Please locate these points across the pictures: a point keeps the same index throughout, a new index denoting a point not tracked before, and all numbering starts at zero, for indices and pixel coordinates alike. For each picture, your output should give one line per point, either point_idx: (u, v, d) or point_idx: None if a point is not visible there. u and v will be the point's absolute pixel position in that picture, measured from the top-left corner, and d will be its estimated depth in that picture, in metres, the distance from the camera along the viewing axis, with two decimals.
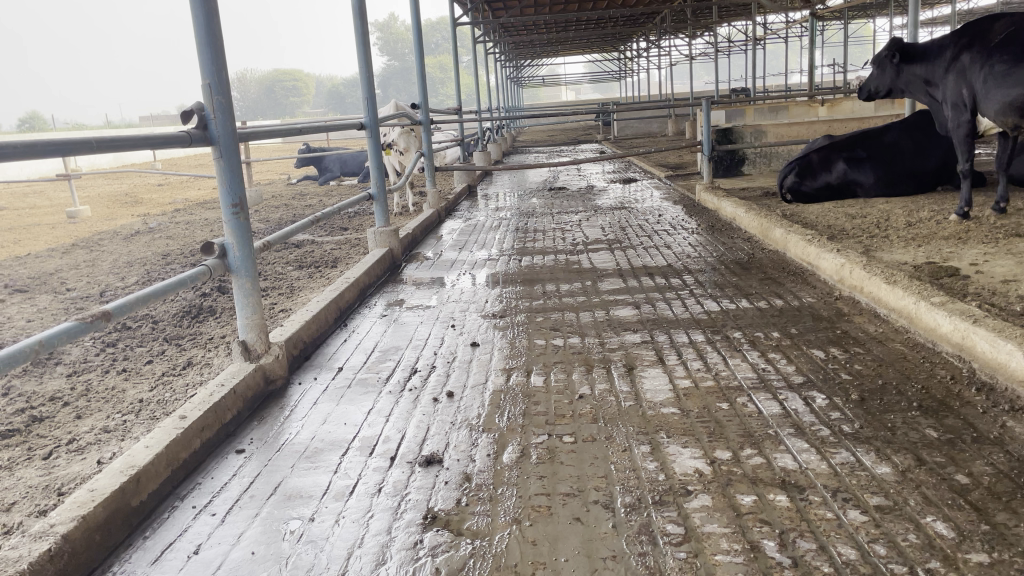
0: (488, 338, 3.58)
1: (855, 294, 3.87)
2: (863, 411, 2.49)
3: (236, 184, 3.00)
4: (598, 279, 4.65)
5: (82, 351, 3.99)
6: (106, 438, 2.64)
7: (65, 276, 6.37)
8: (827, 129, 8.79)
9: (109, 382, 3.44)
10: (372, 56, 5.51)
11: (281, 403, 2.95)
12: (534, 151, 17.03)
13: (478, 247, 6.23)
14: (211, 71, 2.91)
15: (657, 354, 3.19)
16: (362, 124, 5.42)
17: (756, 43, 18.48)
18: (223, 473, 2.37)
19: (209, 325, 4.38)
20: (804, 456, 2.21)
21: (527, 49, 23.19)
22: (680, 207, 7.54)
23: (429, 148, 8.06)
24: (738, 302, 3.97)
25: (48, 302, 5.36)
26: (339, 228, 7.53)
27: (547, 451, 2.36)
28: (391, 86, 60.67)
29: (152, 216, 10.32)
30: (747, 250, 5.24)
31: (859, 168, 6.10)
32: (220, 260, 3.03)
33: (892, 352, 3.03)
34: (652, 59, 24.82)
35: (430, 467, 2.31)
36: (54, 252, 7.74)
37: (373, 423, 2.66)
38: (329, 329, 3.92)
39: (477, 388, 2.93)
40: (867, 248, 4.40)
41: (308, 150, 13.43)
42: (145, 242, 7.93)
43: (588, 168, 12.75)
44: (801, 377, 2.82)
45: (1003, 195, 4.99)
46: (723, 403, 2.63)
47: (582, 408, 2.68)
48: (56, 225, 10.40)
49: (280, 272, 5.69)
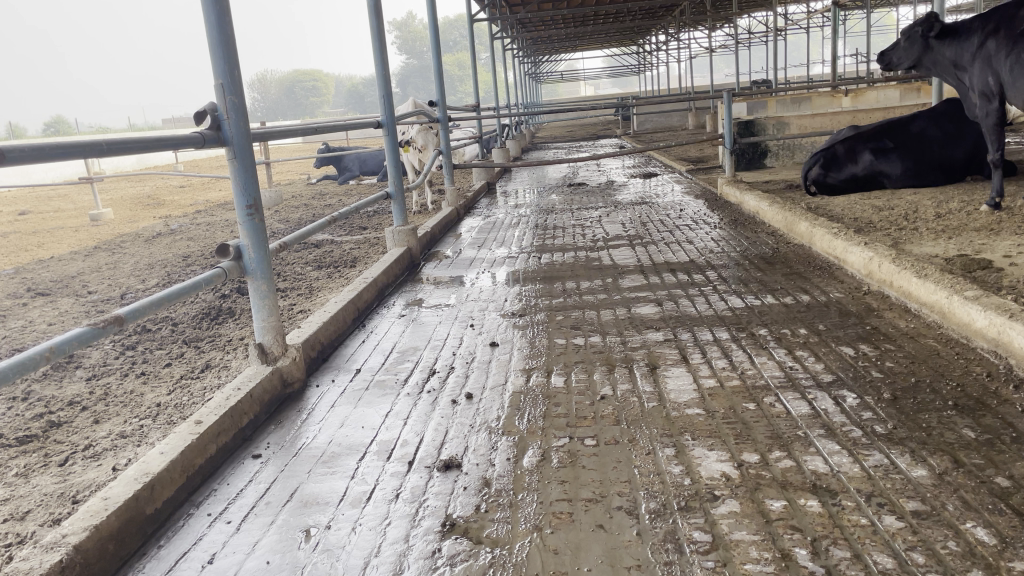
0: (507, 338, 3.52)
1: (884, 288, 3.76)
2: (896, 411, 2.40)
3: (251, 185, 2.96)
4: (619, 276, 4.58)
5: (102, 355, 3.99)
6: (123, 443, 2.61)
7: (86, 278, 6.40)
8: (851, 119, 8.64)
9: (127, 386, 3.43)
10: (388, 54, 5.46)
11: (298, 406, 2.91)
12: (554, 147, 16.94)
13: (498, 245, 6.17)
14: (223, 71, 2.87)
15: (680, 352, 3.12)
16: (379, 122, 5.37)
17: (777, 34, 18.25)
18: (239, 479, 2.34)
19: (228, 327, 4.36)
20: (835, 459, 2.13)
21: (544, 45, 23.10)
22: (702, 201, 7.43)
23: (447, 145, 8.02)
24: (764, 298, 3.88)
25: (70, 305, 5.38)
26: (358, 227, 7.51)
27: (568, 455, 2.30)
28: (410, 84, 60.79)
29: (173, 218, 10.38)
30: (771, 245, 5.14)
31: (886, 159, 5.97)
32: (236, 262, 2.99)
33: (924, 349, 2.93)
34: (671, 53, 24.62)
35: (448, 471, 2.26)
36: (77, 255, 7.79)
37: (391, 427, 2.62)
38: (348, 330, 3.89)
39: (496, 389, 2.88)
40: (896, 241, 4.29)
41: (328, 149, 13.45)
42: (166, 244, 7.97)
43: (608, 163, 12.65)
44: (830, 375, 2.73)
45: None
46: (750, 404, 2.55)
47: (604, 409, 2.62)
48: (79, 228, 10.49)
49: (299, 272, 5.67)
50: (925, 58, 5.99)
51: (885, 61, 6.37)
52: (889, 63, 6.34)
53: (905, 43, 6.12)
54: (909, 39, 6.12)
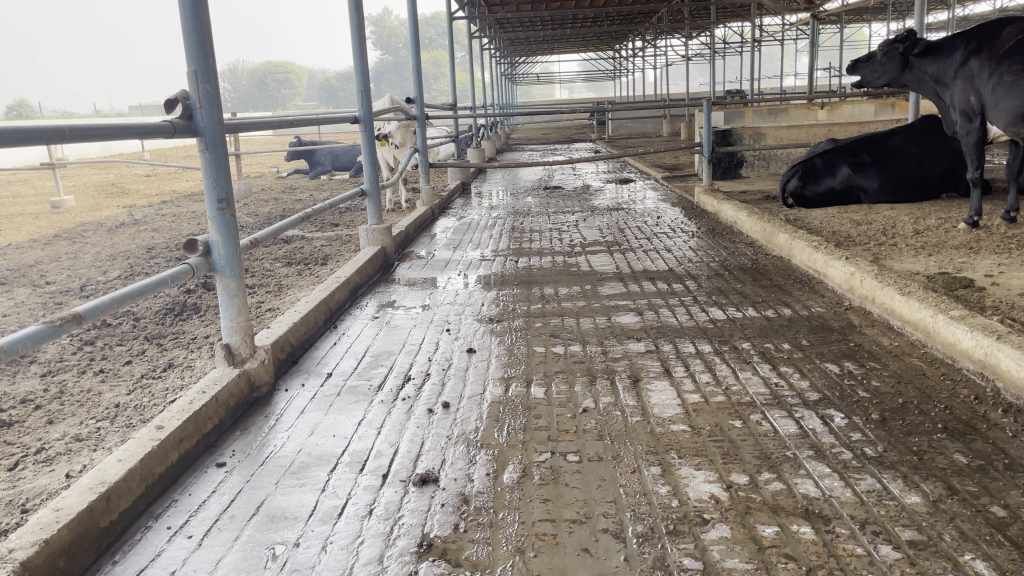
0: (485, 345, 3.42)
1: (865, 304, 3.73)
2: (885, 433, 2.35)
3: (222, 179, 2.83)
4: (597, 283, 4.50)
5: (59, 350, 3.81)
6: (77, 448, 2.46)
7: (44, 268, 6.17)
8: (826, 131, 8.69)
9: (85, 384, 3.26)
10: (367, 50, 5.33)
11: (266, 412, 2.78)
12: (528, 149, 16.89)
13: (472, 247, 6.07)
14: (196, 58, 2.73)
15: (663, 365, 3.04)
16: (356, 117, 5.23)
17: (752, 44, 18.38)
18: (201, 489, 2.21)
19: (193, 324, 4.20)
20: (827, 483, 2.07)
21: (520, 46, 23.02)
22: (678, 209, 7.40)
23: (424, 143, 7.89)
24: (745, 310, 3.82)
25: (26, 296, 5.16)
26: (330, 224, 7.35)
27: (550, 471, 2.21)
28: (384, 81, 60.44)
29: (138, 207, 10.10)
30: (750, 256, 5.11)
31: (864, 173, 5.96)
32: (204, 258, 2.85)
33: (909, 368, 2.89)
34: (647, 59, 24.71)
35: (425, 486, 2.15)
36: (36, 244, 7.53)
37: (364, 436, 2.50)
38: (319, 331, 3.75)
39: (474, 399, 2.77)
40: (877, 257, 4.27)
41: (300, 143, 13.20)
42: (130, 234, 7.73)
43: (582, 167, 12.61)
44: (816, 394, 2.67)
45: (1013, 204, 4.88)
46: (736, 422, 2.48)
47: (587, 423, 2.53)
48: (40, 215, 10.18)
49: (268, 269, 5.52)
50: (902, 73, 6.03)
51: (859, 74, 6.38)
52: (863, 75, 6.35)
53: (882, 57, 6.14)
54: (886, 52, 6.14)
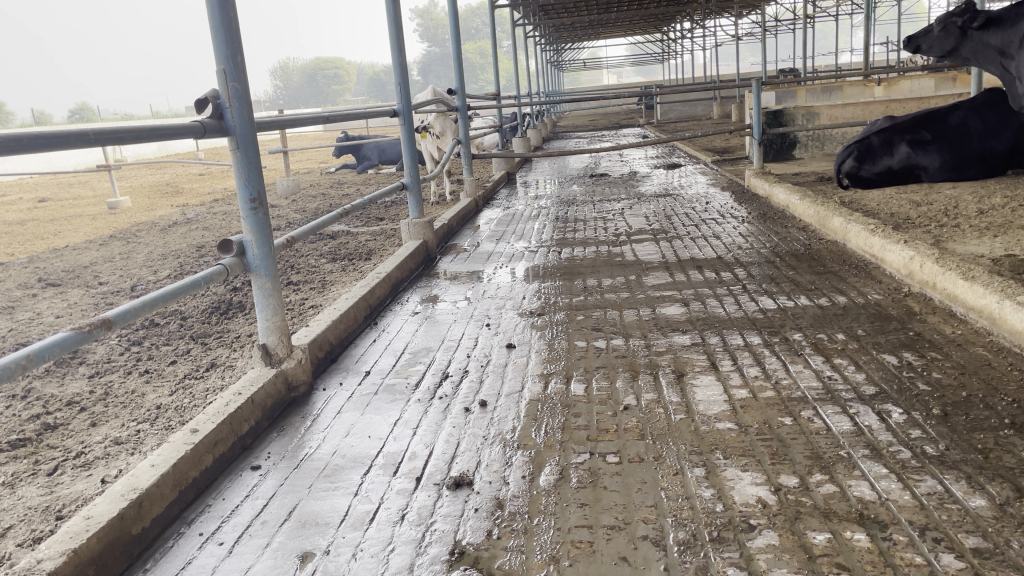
0: (525, 339, 3.35)
1: (926, 290, 3.55)
2: (948, 429, 2.20)
3: (255, 178, 2.80)
4: (643, 273, 4.38)
5: (107, 350, 3.86)
6: (115, 451, 2.47)
7: (98, 268, 6.30)
8: (884, 109, 8.35)
9: (130, 385, 3.29)
10: (405, 43, 5.27)
11: (303, 412, 2.75)
12: (575, 137, 16.73)
13: (516, 238, 6.00)
14: (226, 56, 2.70)
15: (709, 359, 2.92)
16: (395, 110, 5.18)
17: (804, 21, 17.81)
18: (235, 493, 2.18)
19: (237, 323, 4.22)
20: (883, 484, 1.94)
21: (566, 33, 22.81)
22: (728, 194, 7.21)
23: (467, 134, 7.82)
24: (797, 299, 3.67)
25: (79, 297, 5.26)
26: (375, 218, 7.36)
27: (588, 473, 2.12)
28: (432, 73, 60.66)
29: (190, 207, 10.28)
30: (803, 241, 4.92)
31: (924, 151, 5.70)
32: (239, 258, 2.83)
33: (973, 358, 2.72)
34: (695, 41, 24.21)
35: (458, 490, 2.09)
36: (92, 245, 7.71)
37: (399, 437, 2.45)
38: (359, 328, 3.72)
39: (512, 397, 2.70)
40: (938, 239, 4.05)
41: (346, 138, 13.27)
42: (181, 233, 7.86)
43: (629, 153, 12.40)
44: (873, 388, 2.53)
45: None
46: (786, 419, 2.36)
47: (628, 421, 2.43)
48: (97, 216, 10.42)
49: (313, 265, 5.53)
50: (962, 48, 5.70)
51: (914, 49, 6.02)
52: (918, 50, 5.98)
53: (940, 31, 5.80)
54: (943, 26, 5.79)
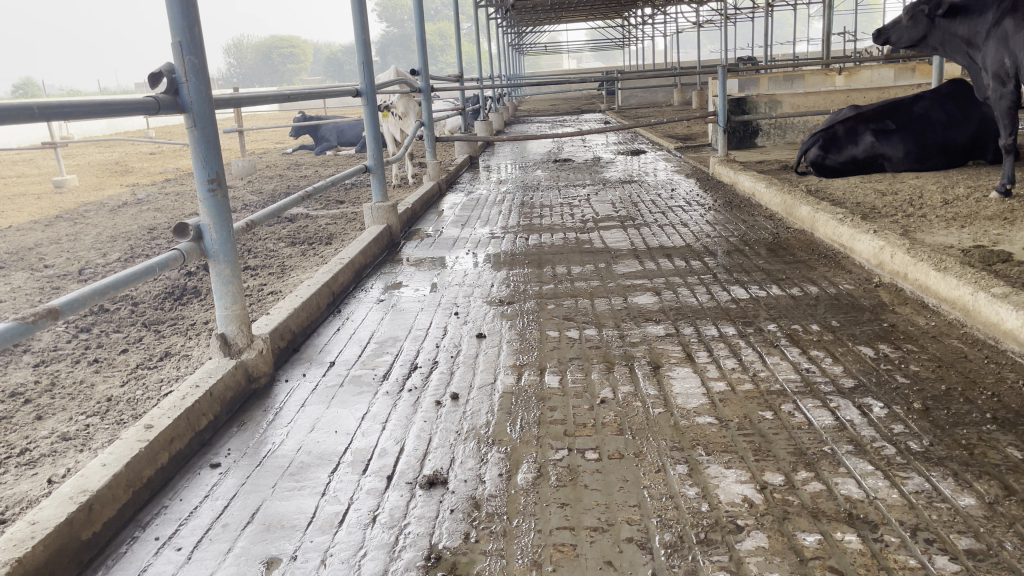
0: (495, 329, 3.25)
1: (896, 280, 3.54)
2: (929, 424, 2.17)
3: (212, 158, 2.65)
4: (612, 261, 4.31)
5: (53, 338, 3.66)
6: (62, 448, 2.32)
7: (44, 250, 6.03)
8: (846, 98, 8.41)
9: (78, 375, 3.12)
10: (369, 21, 5.10)
11: (265, 406, 2.62)
12: (537, 121, 16.63)
13: (481, 223, 5.89)
14: (182, 27, 2.53)
15: (684, 350, 2.87)
16: (358, 90, 5.02)
17: (764, 10, 17.89)
18: (194, 494, 2.05)
19: (193, 309, 4.05)
20: (870, 482, 1.89)
21: (527, 16, 22.62)
22: (692, 181, 7.19)
23: (430, 116, 7.67)
24: (768, 288, 3.63)
25: (24, 280, 5.02)
26: (335, 201, 7.19)
27: (568, 471, 2.04)
28: (390, 54, 59.88)
29: (141, 186, 9.94)
30: (770, 229, 4.91)
31: (889, 140, 5.72)
32: (196, 243, 2.68)
33: (949, 351, 2.70)
34: (656, 27, 24.22)
35: (432, 489, 1.99)
36: (38, 225, 7.39)
37: (368, 432, 2.34)
38: (322, 316, 3.59)
39: (485, 389, 2.61)
40: (906, 229, 4.05)
41: (304, 118, 13.00)
42: (132, 214, 7.58)
43: (592, 138, 12.33)
44: (852, 381, 2.49)
45: (1009, 176, 4.64)
46: (767, 413, 2.31)
47: (605, 416, 2.36)
48: (43, 195, 10.02)
49: (272, 249, 5.37)
50: (930, 36, 5.79)
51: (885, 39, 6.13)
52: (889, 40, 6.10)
53: (907, 21, 5.89)
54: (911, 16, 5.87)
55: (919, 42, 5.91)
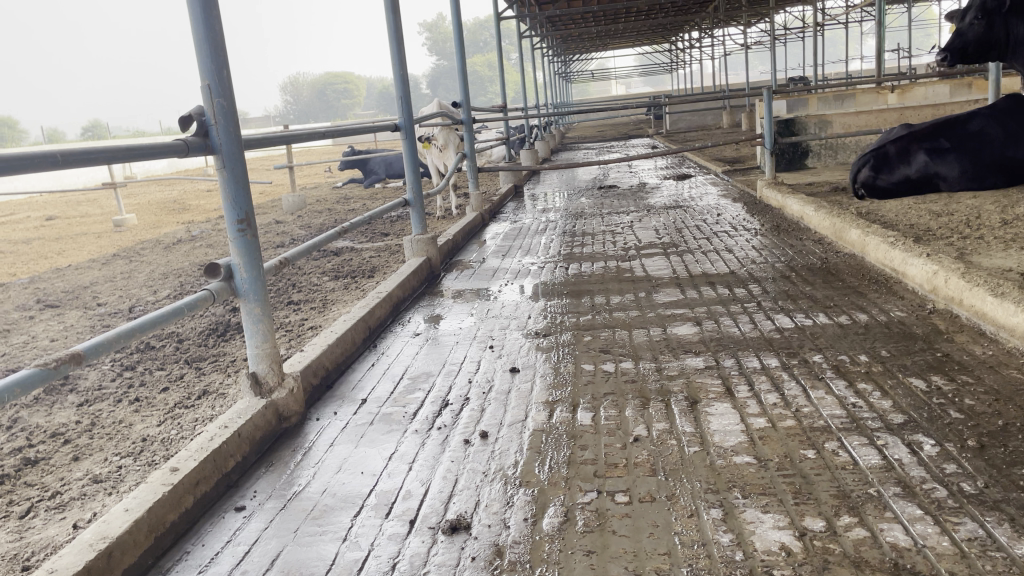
0: (529, 362, 3.20)
1: (951, 307, 3.38)
2: (985, 463, 2.03)
3: (242, 198, 2.66)
4: (653, 290, 4.22)
5: (98, 376, 3.73)
6: (92, 491, 2.33)
7: (98, 289, 6.19)
8: (899, 116, 8.18)
9: (118, 415, 3.14)
10: (406, 55, 5.14)
11: (295, 445, 2.60)
12: (585, 148, 16.62)
13: (523, 253, 5.85)
14: (211, 71, 2.56)
15: (724, 384, 2.76)
16: (397, 124, 5.05)
17: (816, 30, 17.59)
18: (216, 539, 2.03)
19: (234, 346, 4.08)
20: (918, 528, 1.77)
21: (574, 44, 22.75)
22: (740, 205, 7.05)
23: (472, 147, 7.69)
24: (815, 316, 3.50)
25: (76, 319, 5.14)
26: (380, 234, 7.25)
27: (596, 515, 1.96)
28: (441, 87, 60.81)
29: (196, 223, 10.20)
30: (819, 254, 4.75)
31: (942, 160, 5.52)
32: (226, 283, 2.69)
33: (1008, 382, 2.54)
34: (704, 51, 24.10)
35: (455, 535, 1.93)
36: (95, 264, 7.61)
37: (394, 473, 2.30)
38: (357, 351, 3.57)
39: (515, 427, 2.54)
40: (961, 252, 3.87)
41: (353, 152, 13.20)
42: (185, 251, 7.75)
43: (639, 164, 12.24)
44: (901, 416, 2.35)
45: None
46: (809, 451, 2.19)
47: (638, 455, 2.27)
48: (103, 234, 10.35)
49: (316, 283, 5.41)
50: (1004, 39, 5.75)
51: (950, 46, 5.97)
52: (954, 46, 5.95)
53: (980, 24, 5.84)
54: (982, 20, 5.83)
55: (991, 47, 5.87)
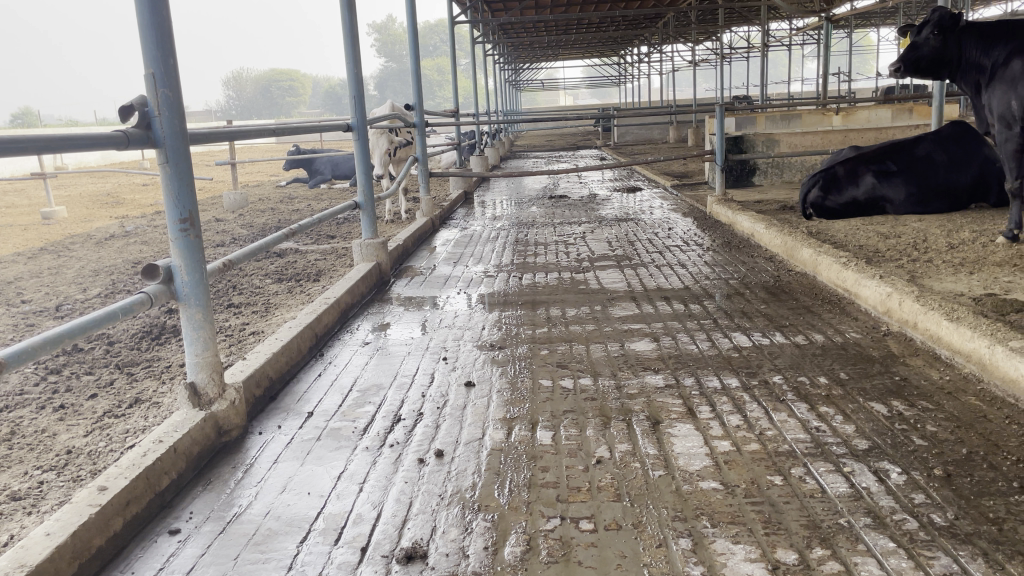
0: (484, 376, 3.08)
1: (905, 329, 3.39)
2: (953, 494, 2.00)
3: (186, 195, 2.49)
4: (608, 303, 4.16)
5: (20, 381, 3.47)
6: (10, 510, 2.13)
7: (23, 285, 5.85)
8: (843, 138, 8.35)
9: (41, 423, 2.92)
10: (361, 55, 4.99)
11: (235, 462, 2.43)
12: (534, 156, 16.60)
13: (474, 261, 5.74)
14: (155, 59, 2.38)
15: (686, 404, 2.69)
16: (348, 125, 4.88)
17: (762, 51, 17.93)
18: (147, 566, 1.86)
19: (171, 350, 3.87)
20: (892, 563, 1.72)
21: (524, 52, 22.75)
22: (690, 220, 7.08)
23: (424, 151, 7.54)
24: (772, 336, 3.47)
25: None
26: (326, 236, 7.05)
27: (560, 544, 1.86)
28: (389, 89, 60.27)
29: (130, 218, 9.79)
30: (771, 272, 4.77)
31: (890, 183, 5.61)
32: (165, 286, 2.51)
33: (967, 409, 2.53)
34: (652, 66, 24.37)
35: (410, 565, 1.81)
36: (20, 258, 7.21)
37: (343, 494, 2.16)
38: (303, 360, 3.41)
39: (472, 446, 2.43)
40: (912, 275, 3.91)
41: (299, 152, 12.90)
42: (118, 247, 7.41)
43: (588, 175, 12.25)
44: (865, 442, 2.32)
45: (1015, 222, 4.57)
46: (776, 477, 2.13)
47: (601, 479, 2.18)
48: (30, 226, 9.87)
49: (258, 286, 5.20)
50: None
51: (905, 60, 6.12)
52: None
53: None
54: None
55: None
